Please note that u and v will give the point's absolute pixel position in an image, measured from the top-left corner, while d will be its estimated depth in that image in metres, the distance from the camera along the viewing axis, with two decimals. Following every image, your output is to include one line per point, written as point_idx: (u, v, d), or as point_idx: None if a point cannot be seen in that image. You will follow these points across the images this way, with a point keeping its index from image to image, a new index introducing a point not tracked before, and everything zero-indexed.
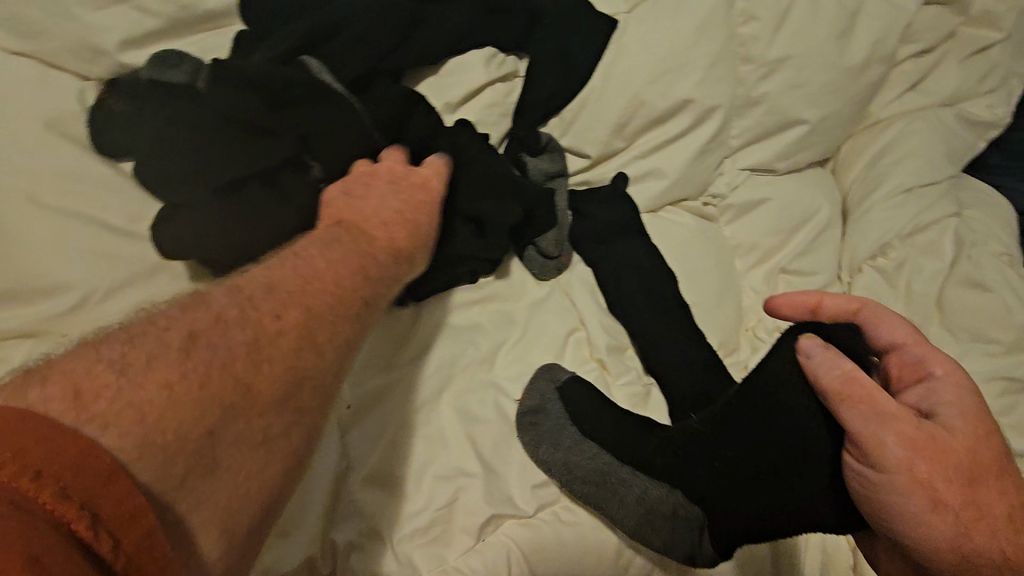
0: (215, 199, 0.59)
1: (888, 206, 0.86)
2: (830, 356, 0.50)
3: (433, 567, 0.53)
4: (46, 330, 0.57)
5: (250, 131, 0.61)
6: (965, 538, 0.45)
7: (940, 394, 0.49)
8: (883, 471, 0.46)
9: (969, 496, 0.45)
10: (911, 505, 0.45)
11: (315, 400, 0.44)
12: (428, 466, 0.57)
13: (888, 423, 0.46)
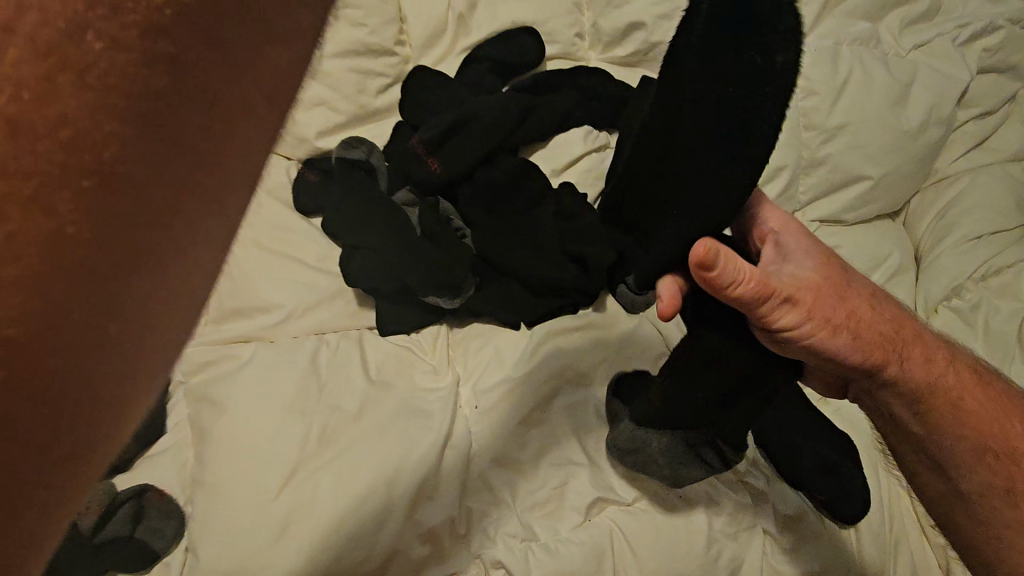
0: (385, 240, 0.78)
1: (959, 252, 0.92)
2: (727, 262, 0.47)
3: (549, 535, 0.65)
4: (260, 336, 0.74)
5: (420, 189, 0.84)
6: (874, 348, 0.53)
7: (793, 249, 0.56)
8: (805, 330, 0.51)
9: (864, 308, 0.54)
10: (838, 347, 0.52)
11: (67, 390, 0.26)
12: (544, 454, 0.70)
13: (784, 281, 0.51)
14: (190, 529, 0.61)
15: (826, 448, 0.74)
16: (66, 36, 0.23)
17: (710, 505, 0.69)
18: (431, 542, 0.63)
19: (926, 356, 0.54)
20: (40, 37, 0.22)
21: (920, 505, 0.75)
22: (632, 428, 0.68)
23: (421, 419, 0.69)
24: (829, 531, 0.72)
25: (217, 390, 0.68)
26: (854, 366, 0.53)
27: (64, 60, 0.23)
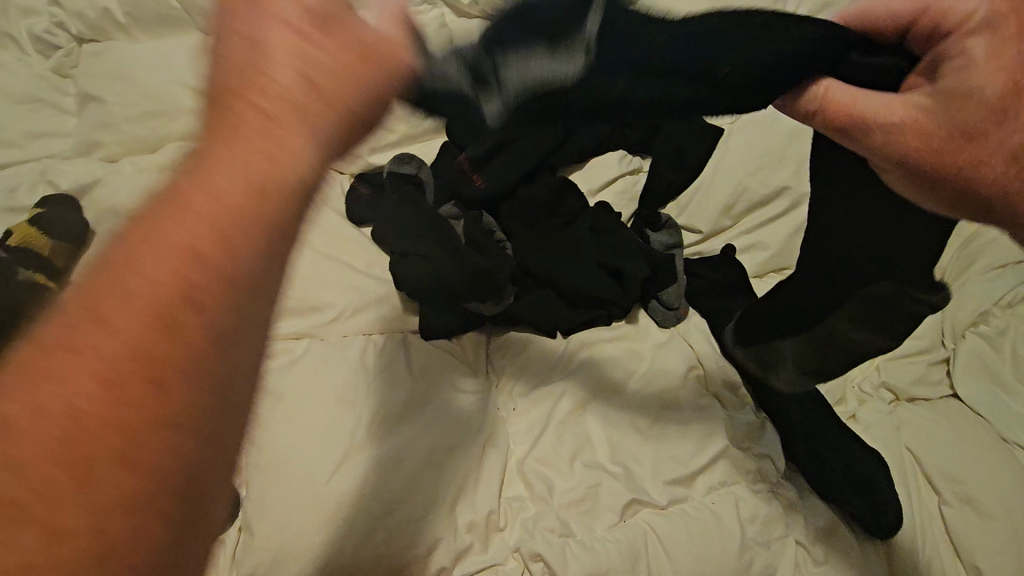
0: (433, 246, 0.81)
1: (985, 279, 0.94)
2: (834, 101, 0.53)
3: (585, 532, 0.67)
4: (313, 333, 0.78)
5: (466, 204, 0.89)
6: (993, 183, 0.50)
7: (975, 46, 0.49)
8: (936, 160, 0.50)
9: (1019, 100, 0.48)
10: (980, 170, 0.50)
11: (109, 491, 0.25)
12: (579, 454, 0.72)
13: (901, 107, 0.51)
14: (243, 509, 0.63)
15: (858, 463, 0.75)
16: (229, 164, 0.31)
17: (742, 512, 0.70)
18: (472, 532, 0.66)
19: None
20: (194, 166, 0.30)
21: (950, 521, 0.77)
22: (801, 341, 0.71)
23: (461, 419, 0.71)
24: (859, 544, 0.73)
25: (275, 379, 0.71)
26: (995, 196, 0.50)
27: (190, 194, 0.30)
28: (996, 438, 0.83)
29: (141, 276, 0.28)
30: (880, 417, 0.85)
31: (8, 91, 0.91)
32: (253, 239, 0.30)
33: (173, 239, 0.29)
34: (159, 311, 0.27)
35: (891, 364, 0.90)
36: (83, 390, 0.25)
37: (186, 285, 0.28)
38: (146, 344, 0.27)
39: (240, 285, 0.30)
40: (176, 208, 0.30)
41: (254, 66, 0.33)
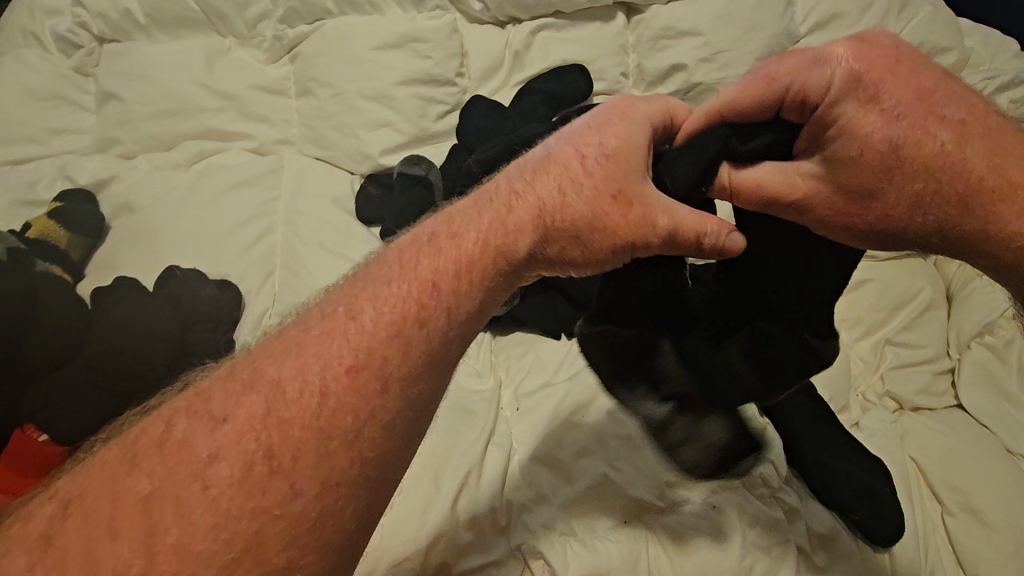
0: None
1: (992, 290, 0.94)
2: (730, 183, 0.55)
3: (587, 532, 0.67)
4: None
5: None
6: (904, 225, 0.52)
7: (855, 122, 0.50)
8: (846, 220, 0.53)
9: (898, 155, 0.50)
10: (888, 218, 0.52)
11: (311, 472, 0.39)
12: (582, 456, 0.72)
13: (801, 177, 0.53)
14: None
15: (860, 470, 0.75)
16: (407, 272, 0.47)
17: (744, 517, 0.70)
18: (473, 530, 0.65)
19: (999, 185, 0.50)
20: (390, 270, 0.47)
21: (954, 531, 0.76)
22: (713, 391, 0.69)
23: (468, 418, 0.74)
24: (861, 551, 0.72)
25: None
26: (906, 235, 0.52)
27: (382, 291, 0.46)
28: (1001, 449, 0.82)
29: (333, 356, 0.42)
30: (884, 425, 0.85)
31: (31, 88, 0.94)
32: (395, 364, 0.43)
33: (359, 339, 0.43)
34: (336, 386, 0.41)
35: (896, 373, 0.90)
36: (286, 416, 0.39)
37: (352, 374, 0.42)
38: (328, 399, 0.40)
39: (379, 397, 0.42)
40: (357, 318, 0.44)
41: (460, 225, 0.50)
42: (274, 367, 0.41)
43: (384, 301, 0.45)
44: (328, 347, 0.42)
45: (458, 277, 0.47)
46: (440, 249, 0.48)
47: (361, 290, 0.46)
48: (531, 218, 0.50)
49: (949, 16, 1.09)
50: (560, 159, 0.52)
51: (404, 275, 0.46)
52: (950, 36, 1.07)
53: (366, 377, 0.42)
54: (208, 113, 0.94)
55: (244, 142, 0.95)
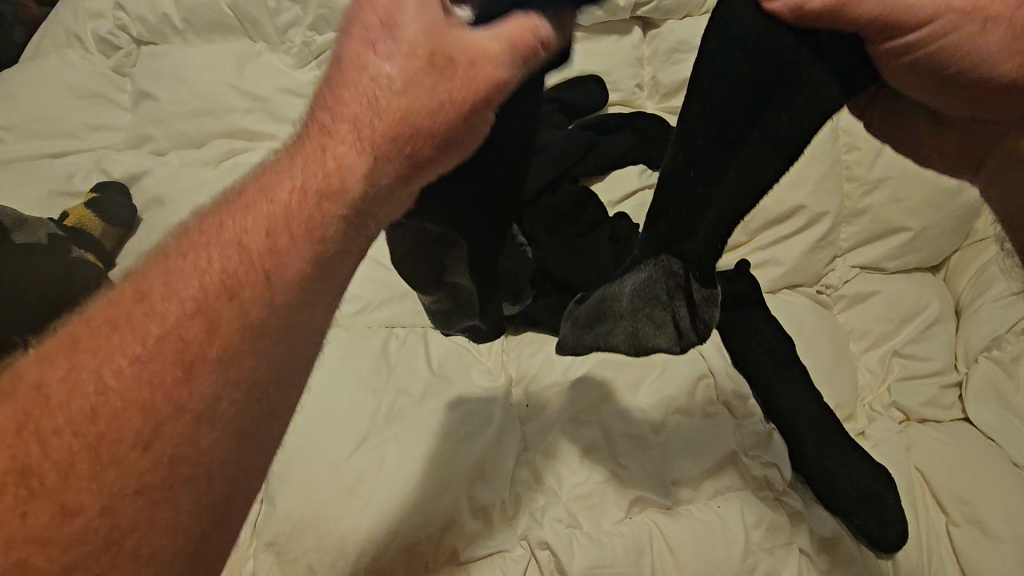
0: None
1: (1000, 305, 0.94)
2: None
3: (592, 524, 0.69)
4: (341, 324, 0.82)
5: None
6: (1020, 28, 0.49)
7: None
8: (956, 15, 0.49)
9: None
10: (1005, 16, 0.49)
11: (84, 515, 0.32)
12: (588, 452, 0.74)
13: None
14: (267, 483, 0.66)
15: (862, 475, 0.76)
16: (238, 238, 0.38)
17: (747, 517, 0.71)
18: (481, 517, 0.67)
19: None
20: (213, 241, 0.38)
21: (958, 542, 0.77)
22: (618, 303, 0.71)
23: (477, 411, 0.74)
24: (863, 557, 0.73)
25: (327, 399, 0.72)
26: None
27: (185, 263, 0.38)
28: (1006, 461, 0.82)
29: (124, 386, 0.34)
30: (889, 434, 0.86)
31: (73, 86, 0.98)
32: (213, 402, 0.35)
33: (161, 367, 0.35)
34: (131, 433, 0.33)
35: (903, 384, 0.90)
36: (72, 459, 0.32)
37: (154, 409, 0.34)
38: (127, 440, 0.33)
39: (190, 447, 0.35)
40: (150, 332, 0.35)
41: (300, 159, 0.41)
42: (54, 380, 0.34)
43: (193, 313, 0.36)
44: (118, 377, 0.34)
45: (290, 285, 0.38)
46: (264, 238, 0.38)
47: (167, 266, 0.38)
48: (400, 137, 0.40)
49: None
50: (362, 59, 0.41)
51: (209, 282, 0.37)
52: None
53: (169, 415, 0.34)
54: (237, 113, 0.98)
55: (269, 141, 0.98)
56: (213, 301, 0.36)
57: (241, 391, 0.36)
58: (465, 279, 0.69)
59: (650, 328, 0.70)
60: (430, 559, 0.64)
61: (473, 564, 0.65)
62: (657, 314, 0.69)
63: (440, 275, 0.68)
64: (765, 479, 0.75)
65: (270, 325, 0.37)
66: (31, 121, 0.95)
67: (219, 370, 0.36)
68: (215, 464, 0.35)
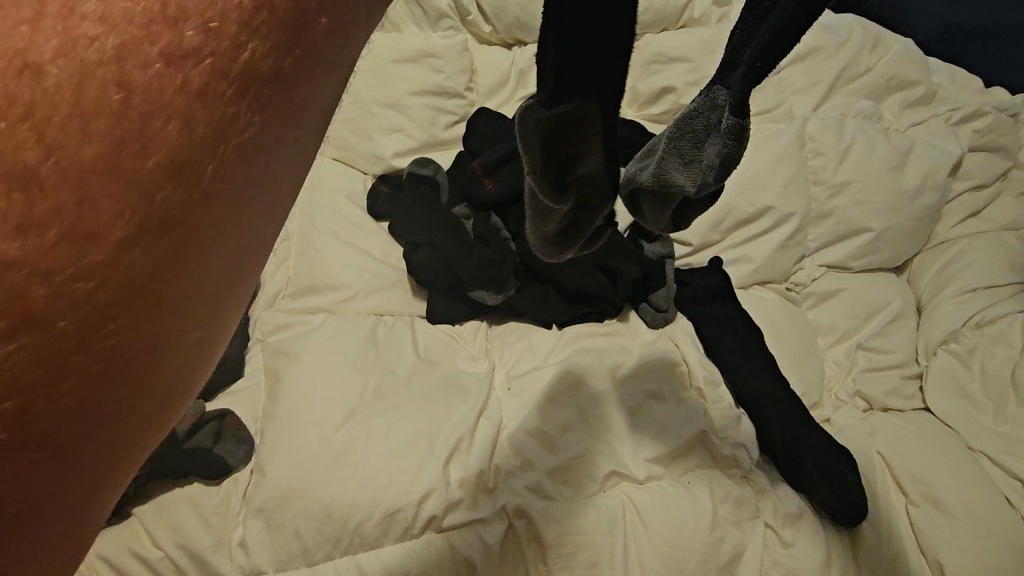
0: (452, 241, 0.91)
1: (957, 301, 1.00)
2: None
3: (567, 495, 0.72)
4: (332, 309, 0.86)
5: (476, 204, 0.97)
6: None
7: None
8: None
9: None
10: None
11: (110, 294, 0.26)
12: (569, 429, 0.77)
13: None
14: (258, 453, 0.70)
15: (828, 457, 0.81)
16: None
17: (716, 493, 0.75)
18: (463, 488, 0.70)
19: None
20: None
21: (916, 519, 0.81)
22: (671, 133, 0.56)
23: (461, 393, 0.78)
24: (823, 530, 0.78)
25: (309, 359, 0.76)
26: None
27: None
28: (963, 446, 0.87)
29: (90, 138, 0.25)
30: (853, 421, 0.90)
31: None
32: (193, 218, 0.27)
33: (141, 122, 0.26)
34: (110, 225, 0.26)
35: (867, 375, 0.95)
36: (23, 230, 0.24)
37: (120, 196, 0.26)
38: (102, 237, 0.26)
39: (170, 276, 0.27)
40: (135, 39, 0.25)
41: None
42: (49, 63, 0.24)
43: (196, 40, 0.26)
44: (90, 117, 0.25)
45: (299, 57, 0.29)
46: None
47: None
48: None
49: (919, 53, 1.18)
50: None
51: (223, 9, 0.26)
52: (919, 72, 1.17)
53: (142, 214, 0.26)
54: None
55: None
56: (226, 41, 0.27)
57: (234, 217, 0.29)
58: (596, 160, 0.49)
59: (675, 161, 0.55)
60: (413, 526, 0.67)
61: (454, 531, 0.69)
62: (686, 145, 0.54)
63: (565, 171, 0.50)
64: (734, 460, 0.79)
65: (271, 118, 0.29)
66: None
67: (210, 171, 0.27)
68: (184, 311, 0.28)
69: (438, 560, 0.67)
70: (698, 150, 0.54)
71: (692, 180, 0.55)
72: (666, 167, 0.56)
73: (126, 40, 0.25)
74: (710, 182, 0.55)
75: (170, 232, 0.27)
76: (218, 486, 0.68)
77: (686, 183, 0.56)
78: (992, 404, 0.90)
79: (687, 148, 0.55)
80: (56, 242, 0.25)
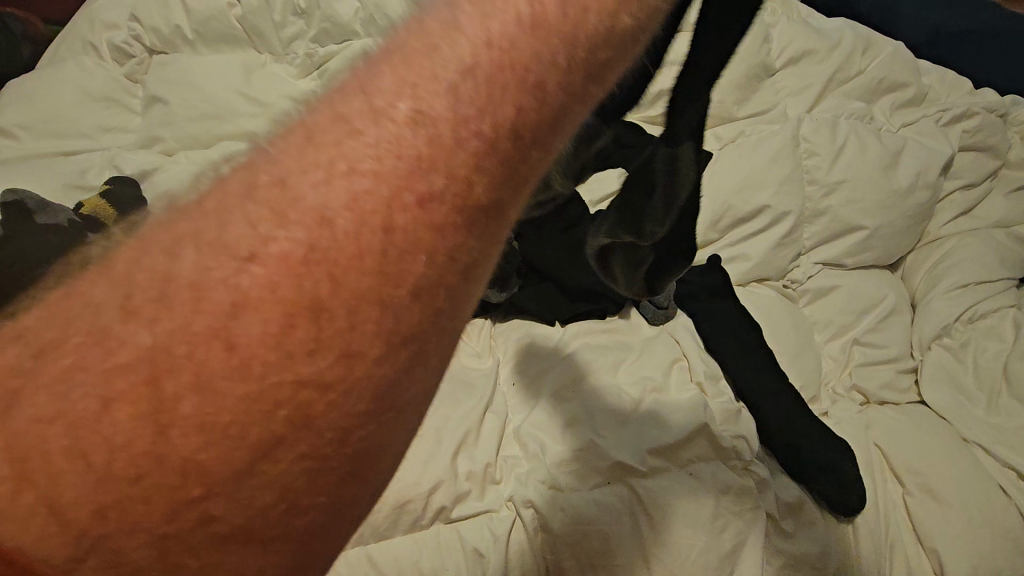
0: None
1: (949, 296, 1.02)
2: None
3: (572, 485, 0.74)
4: None
5: None
6: None
7: None
8: None
9: None
10: None
11: (342, 431, 0.23)
12: (572, 422, 0.79)
13: None
14: None
15: (824, 447, 0.84)
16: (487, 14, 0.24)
17: (717, 483, 0.76)
18: (471, 480, 0.73)
19: None
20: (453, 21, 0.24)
21: (914, 510, 0.83)
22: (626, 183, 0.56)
23: (465, 388, 0.80)
24: (823, 519, 0.80)
25: None
26: None
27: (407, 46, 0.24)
28: (957, 437, 0.89)
29: (354, 276, 0.23)
30: (850, 414, 0.92)
31: (88, 91, 1.04)
32: (430, 337, 0.24)
33: (393, 255, 0.23)
34: (355, 349, 0.23)
35: (863, 369, 0.97)
36: (267, 367, 0.22)
37: (379, 322, 0.23)
38: (354, 366, 0.23)
39: (400, 402, 0.24)
40: (396, 181, 0.23)
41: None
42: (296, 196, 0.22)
43: (441, 184, 0.23)
44: (348, 257, 0.22)
45: (517, 172, 0.25)
46: (520, 19, 0.24)
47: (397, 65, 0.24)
48: None
49: (909, 57, 1.21)
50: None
51: (448, 130, 0.23)
52: (909, 74, 1.20)
53: (391, 340, 0.23)
54: (241, 117, 1.03)
55: None
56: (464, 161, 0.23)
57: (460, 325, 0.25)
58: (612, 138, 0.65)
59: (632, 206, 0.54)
60: (422, 517, 0.69)
61: (462, 522, 0.71)
62: (640, 192, 0.54)
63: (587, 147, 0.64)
64: (735, 453, 0.80)
65: (495, 231, 0.25)
66: (46, 122, 1.00)
67: (456, 283, 0.24)
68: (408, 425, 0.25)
69: (447, 550, 0.68)
70: (652, 193, 0.53)
71: (651, 225, 0.53)
72: (621, 211, 0.56)
73: (381, 186, 0.23)
74: (666, 229, 0.53)
75: (409, 352, 0.24)
76: None
77: (643, 229, 0.54)
78: (985, 396, 0.92)
79: (641, 195, 0.54)
80: (320, 369, 0.22)
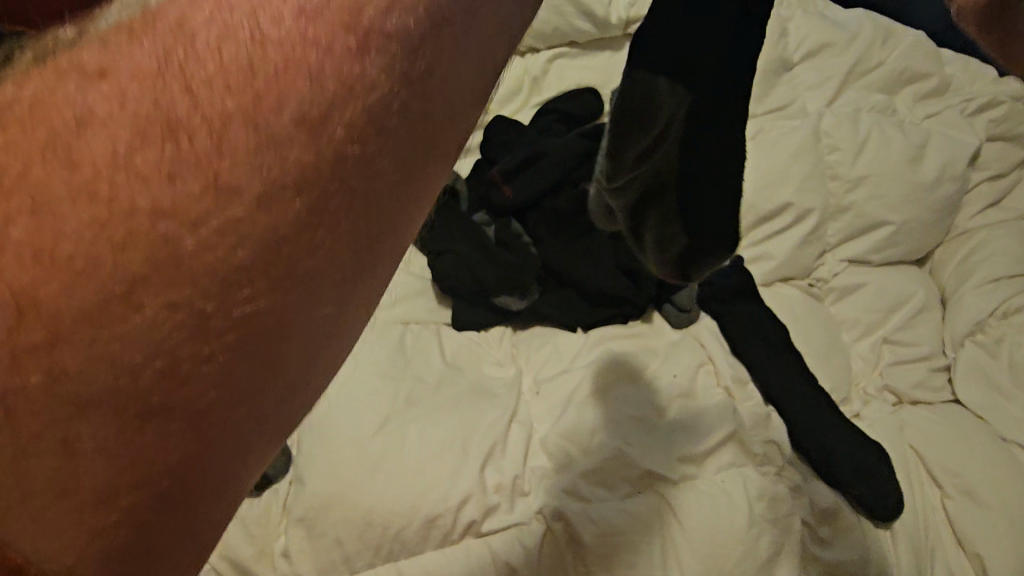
0: (476, 248, 0.93)
1: (980, 291, 0.99)
2: None
3: (602, 494, 0.73)
4: None
5: (497, 211, 0.99)
6: None
7: None
8: None
9: None
10: None
11: (227, 269, 0.21)
12: (601, 430, 0.77)
13: None
14: (297, 463, 0.70)
15: (856, 450, 0.82)
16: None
17: (750, 490, 0.74)
18: (499, 493, 0.71)
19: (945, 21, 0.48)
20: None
21: (953, 512, 0.81)
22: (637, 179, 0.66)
23: (488, 399, 0.78)
24: (859, 522, 0.79)
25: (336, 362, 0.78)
26: None
27: None
28: (994, 436, 0.86)
29: (227, 94, 0.22)
30: (882, 415, 0.90)
31: None
32: (316, 214, 0.23)
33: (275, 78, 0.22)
34: (232, 179, 0.21)
35: (893, 368, 0.94)
36: (141, 179, 0.21)
37: (263, 153, 0.22)
38: (235, 196, 0.21)
39: (301, 244, 0.22)
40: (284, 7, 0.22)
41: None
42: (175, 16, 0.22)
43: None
44: (227, 77, 0.22)
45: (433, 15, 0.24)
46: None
47: None
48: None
49: (931, 45, 1.19)
50: None
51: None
52: (931, 63, 1.17)
53: (279, 179, 0.22)
54: None
55: None
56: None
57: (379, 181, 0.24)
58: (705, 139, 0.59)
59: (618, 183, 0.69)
60: (452, 532, 0.68)
61: (493, 536, 0.70)
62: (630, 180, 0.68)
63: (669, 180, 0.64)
64: (765, 459, 0.78)
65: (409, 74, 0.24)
66: None
67: (364, 117, 0.23)
68: (316, 307, 0.23)
69: (480, 564, 0.68)
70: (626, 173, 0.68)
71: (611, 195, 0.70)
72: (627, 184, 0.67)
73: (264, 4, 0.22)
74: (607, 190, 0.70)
75: (306, 195, 0.22)
76: (258, 497, 0.70)
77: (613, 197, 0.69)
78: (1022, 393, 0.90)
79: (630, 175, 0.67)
80: (201, 193, 0.21)
